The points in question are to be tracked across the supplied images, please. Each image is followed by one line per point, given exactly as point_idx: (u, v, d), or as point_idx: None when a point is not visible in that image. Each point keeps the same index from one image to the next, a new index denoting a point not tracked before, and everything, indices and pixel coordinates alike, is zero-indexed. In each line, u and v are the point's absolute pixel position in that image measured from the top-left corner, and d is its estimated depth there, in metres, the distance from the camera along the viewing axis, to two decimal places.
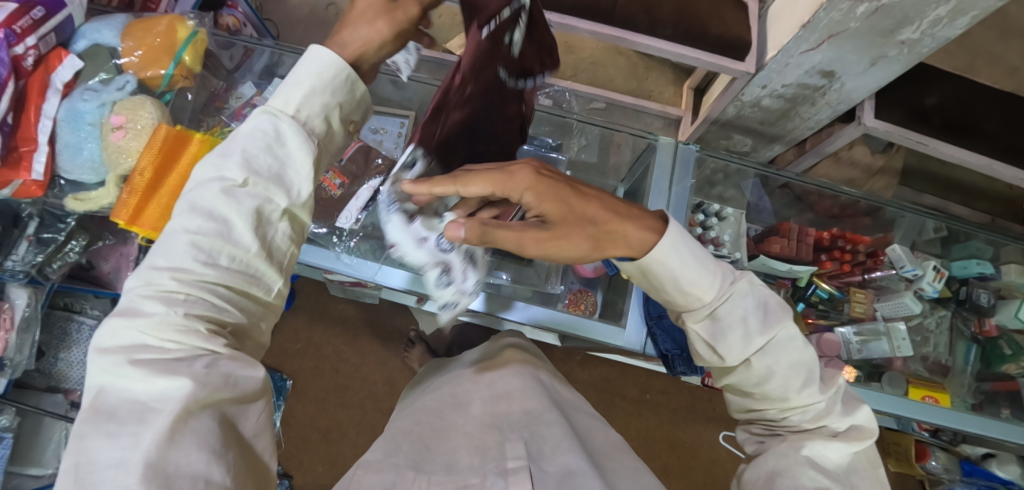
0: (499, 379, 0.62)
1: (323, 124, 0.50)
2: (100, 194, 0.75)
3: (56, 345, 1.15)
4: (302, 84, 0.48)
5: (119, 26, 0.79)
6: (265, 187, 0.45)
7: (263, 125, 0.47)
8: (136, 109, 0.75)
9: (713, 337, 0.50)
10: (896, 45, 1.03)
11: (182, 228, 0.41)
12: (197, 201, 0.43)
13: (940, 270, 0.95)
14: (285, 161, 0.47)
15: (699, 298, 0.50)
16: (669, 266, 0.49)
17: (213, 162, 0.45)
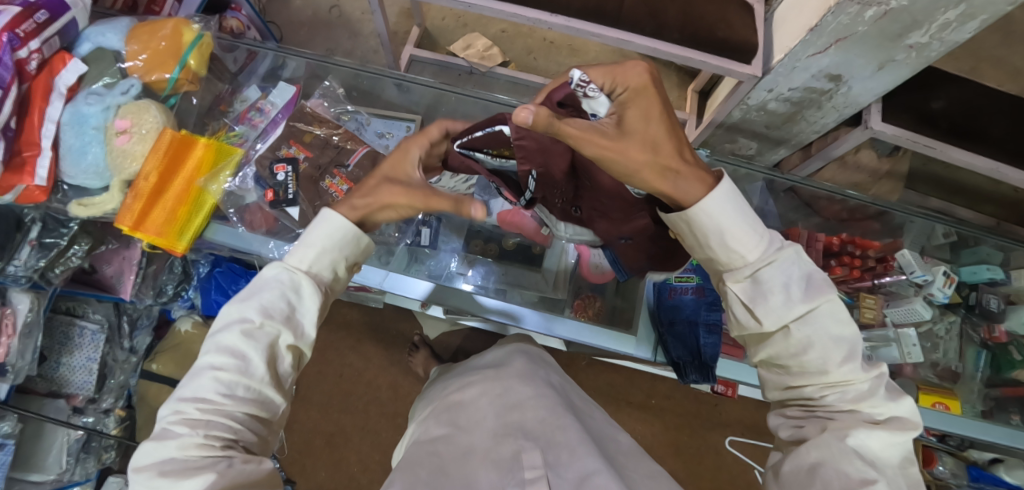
0: (510, 388, 0.61)
1: (332, 272, 0.52)
2: (104, 199, 0.75)
3: (58, 350, 1.15)
4: (316, 243, 0.50)
5: (124, 29, 0.79)
6: (278, 328, 0.47)
7: (279, 275, 0.49)
8: (141, 113, 0.74)
9: (753, 297, 0.47)
10: (904, 49, 1.02)
11: (205, 364, 0.44)
12: (220, 339, 0.46)
13: (950, 276, 0.94)
14: (297, 305, 0.49)
15: (743, 256, 0.48)
16: (716, 218, 0.47)
17: (234, 305, 0.47)
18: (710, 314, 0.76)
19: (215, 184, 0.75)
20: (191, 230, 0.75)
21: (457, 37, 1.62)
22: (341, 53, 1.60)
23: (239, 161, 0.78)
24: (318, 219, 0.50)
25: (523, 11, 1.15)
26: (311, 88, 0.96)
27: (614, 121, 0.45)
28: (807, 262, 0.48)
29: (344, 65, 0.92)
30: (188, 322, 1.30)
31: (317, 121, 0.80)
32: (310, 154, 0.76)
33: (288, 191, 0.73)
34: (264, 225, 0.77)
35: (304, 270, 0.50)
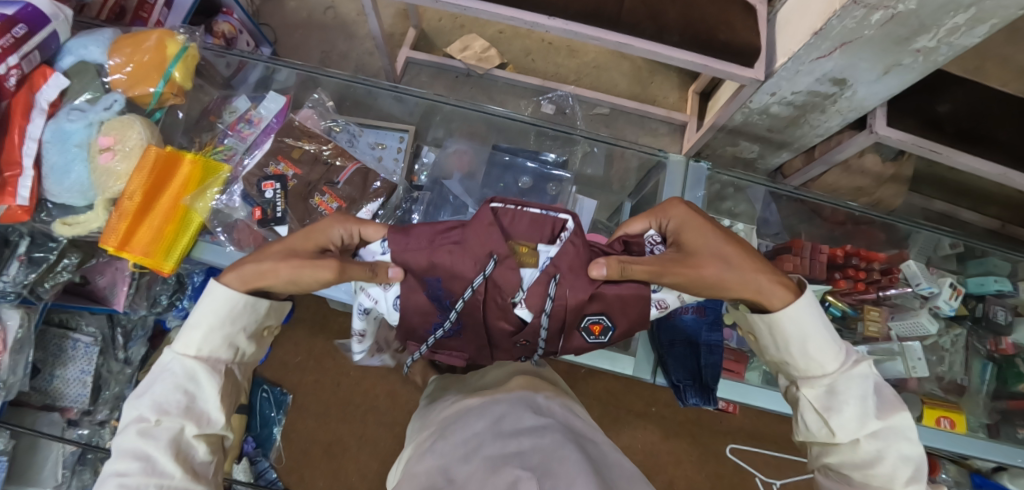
0: (510, 416, 0.57)
1: (228, 349, 0.52)
2: (90, 218, 0.73)
3: (51, 363, 1.13)
4: (203, 323, 0.50)
5: (107, 41, 0.76)
6: (176, 419, 0.46)
7: (169, 368, 0.48)
8: (125, 129, 0.72)
9: (827, 408, 0.50)
10: (911, 53, 0.99)
11: (108, 474, 0.43)
12: (121, 442, 0.44)
13: (956, 288, 0.93)
14: (195, 391, 0.48)
15: (822, 366, 0.51)
16: (795, 329, 0.52)
17: (127, 412, 0.46)
18: (711, 335, 0.72)
19: (201, 201, 0.73)
20: (178, 250, 0.73)
21: (453, 38, 1.59)
22: (336, 55, 1.57)
23: (226, 177, 0.77)
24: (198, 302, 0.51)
25: (521, 14, 1.11)
26: (301, 98, 0.93)
27: (675, 246, 0.56)
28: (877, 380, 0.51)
29: (336, 76, 0.87)
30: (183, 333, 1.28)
31: (306, 136, 0.79)
32: (300, 171, 0.75)
33: (276, 209, 0.71)
34: (252, 243, 0.74)
35: (197, 353, 0.50)
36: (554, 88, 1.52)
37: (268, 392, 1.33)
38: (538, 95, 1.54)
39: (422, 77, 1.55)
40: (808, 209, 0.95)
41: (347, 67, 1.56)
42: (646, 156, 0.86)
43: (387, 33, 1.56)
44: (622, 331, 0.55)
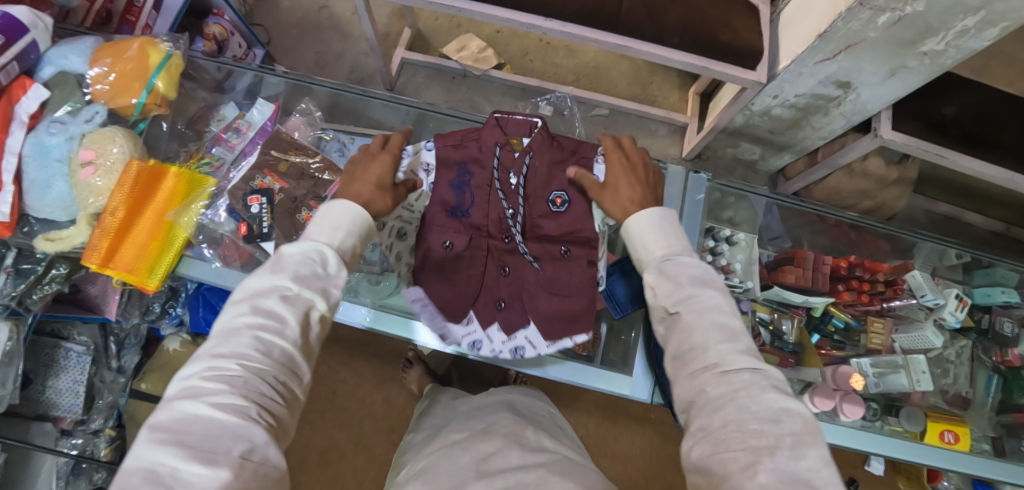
0: (497, 453, 0.56)
1: (351, 257, 0.50)
2: (73, 233, 0.71)
3: (42, 373, 1.13)
4: (341, 224, 0.49)
5: (88, 51, 0.74)
6: (313, 294, 0.43)
7: (307, 252, 0.45)
8: (106, 142, 0.70)
9: (661, 286, 0.48)
10: (917, 56, 0.96)
11: (240, 323, 0.39)
12: (253, 302, 0.41)
13: (963, 299, 0.91)
14: (327, 277, 0.45)
15: (653, 251, 0.52)
16: (641, 225, 0.54)
17: (261, 278, 0.43)
18: None
19: (186, 217, 0.71)
20: (163, 267, 0.71)
21: (450, 38, 1.55)
22: (331, 56, 1.54)
23: (212, 191, 0.74)
24: (330, 206, 0.50)
25: (517, 15, 1.08)
26: (291, 105, 0.91)
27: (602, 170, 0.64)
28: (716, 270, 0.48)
29: (323, 85, 0.87)
30: (177, 341, 1.27)
31: (293, 148, 0.77)
32: (287, 185, 0.73)
33: (262, 224, 0.69)
34: (239, 259, 0.73)
35: (333, 246, 0.47)
36: (552, 89, 1.49)
37: None
38: (537, 97, 1.50)
39: (419, 78, 1.53)
40: (811, 218, 0.93)
41: (342, 68, 1.53)
42: None
43: (382, 33, 1.53)
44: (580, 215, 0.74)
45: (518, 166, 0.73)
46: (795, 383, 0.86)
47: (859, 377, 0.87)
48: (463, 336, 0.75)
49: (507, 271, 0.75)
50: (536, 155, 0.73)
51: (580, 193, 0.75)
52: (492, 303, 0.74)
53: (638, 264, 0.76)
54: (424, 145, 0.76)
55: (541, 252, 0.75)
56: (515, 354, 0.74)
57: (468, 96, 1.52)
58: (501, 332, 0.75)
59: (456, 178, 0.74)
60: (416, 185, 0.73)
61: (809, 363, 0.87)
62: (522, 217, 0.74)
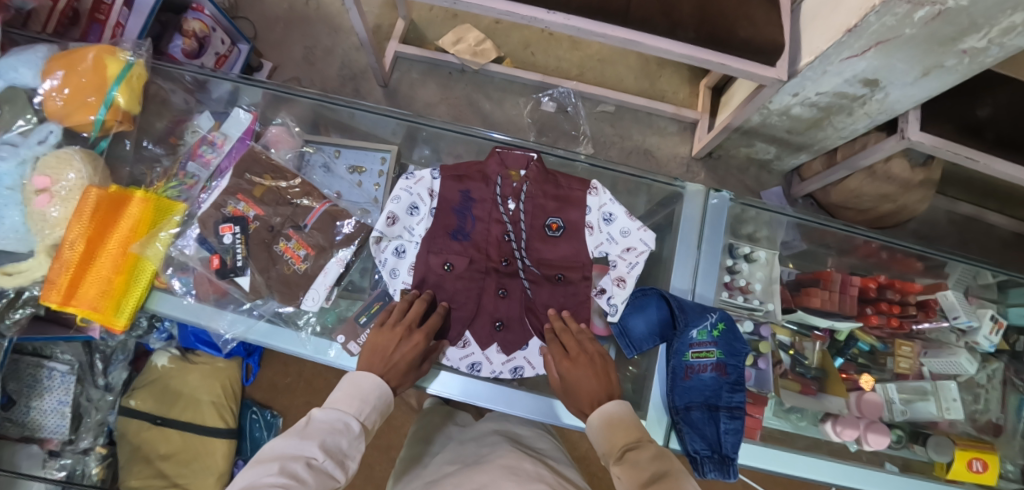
0: (490, 483, 0.51)
1: (371, 429, 0.53)
2: (31, 266, 0.64)
3: (26, 394, 1.05)
4: (367, 394, 0.54)
5: (39, 61, 0.67)
6: (334, 468, 0.46)
7: (337, 420, 0.50)
8: (61, 166, 0.63)
9: (623, 472, 0.48)
10: (956, 54, 0.87)
11: (269, 482, 0.40)
12: (282, 463, 0.43)
13: (997, 321, 0.85)
14: (347, 451, 0.49)
15: (614, 441, 0.52)
16: (602, 416, 0.55)
17: (292, 440, 0.46)
18: (732, 397, 0.65)
19: (152, 248, 0.65)
20: (130, 304, 0.65)
21: (447, 30, 1.46)
22: (321, 51, 1.45)
23: (181, 218, 0.68)
24: (364, 376, 0.55)
25: (518, 8, 0.97)
26: (270, 115, 0.83)
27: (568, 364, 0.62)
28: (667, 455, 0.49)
29: (304, 95, 0.78)
30: (165, 356, 1.21)
31: (269, 172, 0.70)
32: (262, 212, 0.67)
33: (235, 258, 0.65)
34: (214, 294, 0.67)
35: (358, 418, 0.52)
36: (555, 84, 1.40)
37: (258, 414, 1.31)
38: (538, 93, 1.44)
39: (413, 74, 1.44)
40: (837, 234, 0.86)
41: (332, 65, 1.45)
42: (660, 185, 0.79)
43: (373, 26, 1.44)
44: (581, 245, 0.70)
45: (518, 192, 0.70)
46: (816, 412, 0.80)
47: (869, 379, 0.84)
48: (460, 359, 0.69)
49: (505, 294, 0.70)
50: (533, 185, 0.71)
51: (582, 220, 0.71)
52: (489, 325, 0.70)
53: (656, 294, 0.69)
54: (425, 171, 0.70)
55: (540, 277, 0.71)
56: (514, 374, 0.70)
57: (466, 93, 1.44)
58: (499, 353, 0.70)
59: (457, 199, 0.70)
60: (413, 205, 0.69)
61: (833, 391, 0.81)
62: (524, 242, 0.70)
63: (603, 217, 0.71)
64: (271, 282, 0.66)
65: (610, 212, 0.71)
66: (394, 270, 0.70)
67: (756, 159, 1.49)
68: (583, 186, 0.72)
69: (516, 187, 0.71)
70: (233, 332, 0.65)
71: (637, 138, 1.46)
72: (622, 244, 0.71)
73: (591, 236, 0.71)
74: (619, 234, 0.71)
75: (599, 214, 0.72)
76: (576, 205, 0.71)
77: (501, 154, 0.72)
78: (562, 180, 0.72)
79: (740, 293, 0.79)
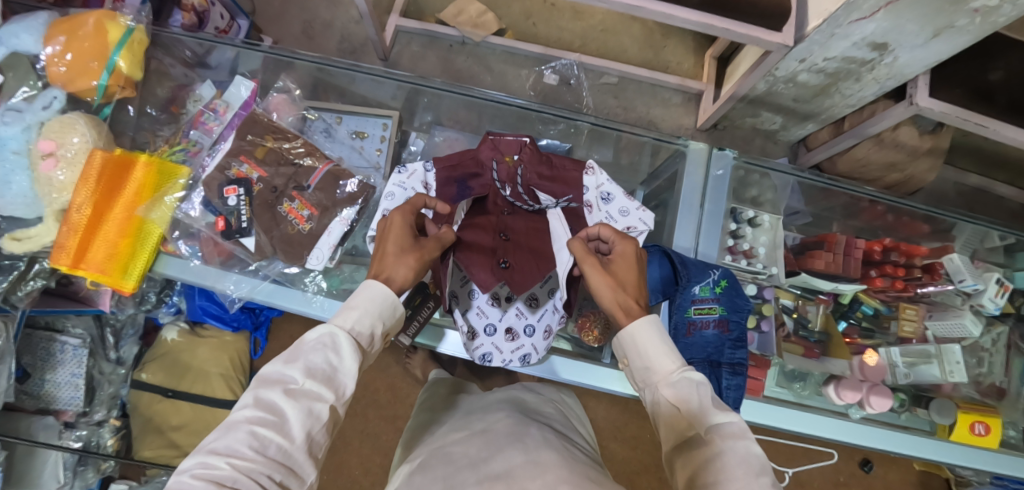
0: (494, 455, 0.49)
1: (369, 335, 0.48)
2: (40, 231, 0.65)
3: (41, 366, 1.07)
4: (355, 303, 0.48)
5: (40, 27, 0.66)
6: (320, 389, 0.43)
7: (322, 336, 0.45)
8: (65, 131, 0.63)
9: (681, 408, 0.44)
10: (967, 14, 0.84)
11: (240, 418, 0.40)
12: (259, 393, 0.42)
13: (1003, 284, 0.85)
14: (338, 364, 0.45)
15: (656, 367, 0.47)
16: (648, 336, 0.48)
17: (275, 364, 0.43)
18: (735, 353, 0.65)
19: (158, 211, 0.67)
20: (137, 268, 0.66)
21: (447, 2, 1.44)
22: (320, 25, 1.44)
23: (185, 182, 0.69)
24: (364, 283, 0.49)
25: None
26: (269, 81, 0.83)
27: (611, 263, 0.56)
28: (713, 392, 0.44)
29: (304, 58, 0.77)
30: (174, 330, 1.24)
31: (270, 133, 0.71)
32: (265, 173, 0.67)
33: (240, 219, 0.65)
34: (219, 256, 0.69)
35: (348, 330, 0.46)
36: (558, 56, 1.38)
37: None
38: (540, 65, 1.42)
39: (414, 47, 1.42)
40: (843, 196, 0.85)
41: (332, 39, 1.43)
42: (664, 144, 0.78)
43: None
44: (582, 225, 0.67)
45: (514, 176, 0.65)
46: (819, 374, 0.81)
47: (871, 353, 0.83)
48: (471, 351, 0.70)
49: (506, 237, 0.65)
50: (528, 167, 0.66)
51: (581, 201, 0.67)
52: (491, 262, 0.62)
53: (659, 252, 0.68)
54: (417, 164, 0.68)
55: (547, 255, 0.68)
56: (522, 361, 0.71)
57: (468, 66, 1.42)
58: (508, 340, 0.71)
59: (453, 191, 0.66)
60: (407, 201, 0.66)
61: (836, 354, 0.82)
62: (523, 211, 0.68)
63: (601, 197, 0.68)
64: (275, 242, 0.66)
65: (608, 192, 0.68)
66: None
67: (761, 130, 1.48)
68: (579, 167, 0.68)
69: (509, 168, 0.66)
70: (239, 292, 0.68)
71: (641, 110, 1.44)
72: (622, 223, 0.67)
73: (591, 215, 0.68)
74: (618, 214, 0.68)
75: (596, 191, 0.68)
76: (574, 178, 0.67)
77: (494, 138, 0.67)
78: (557, 160, 0.68)
79: (743, 257, 0.79)
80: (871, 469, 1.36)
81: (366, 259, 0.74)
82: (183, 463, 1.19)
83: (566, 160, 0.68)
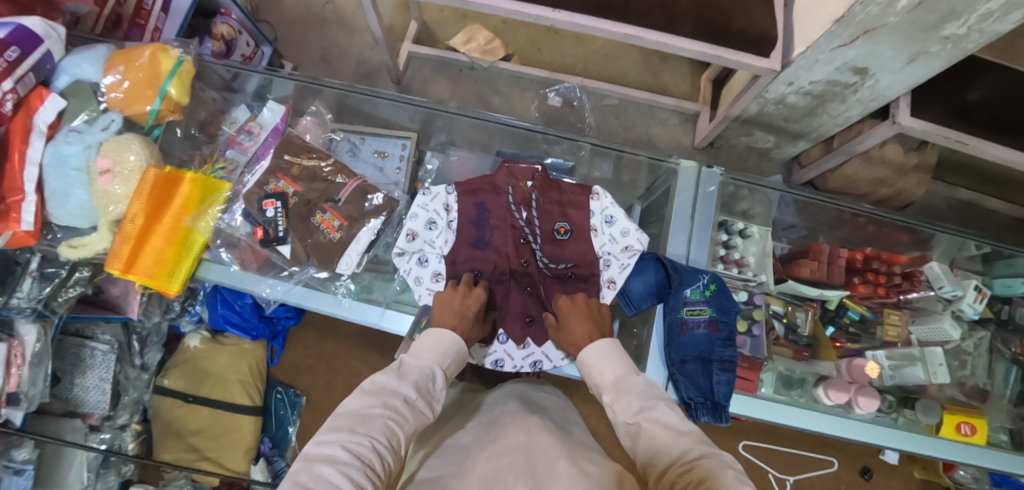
0: (502, 437, 0.54)
1: (451, 375, 0.60)
2: (95, 240, 0.72)
3: (71, 371, 1.12)
4: (444, 347, 0.60)
5: (100, 59, 0.74)
6: (423, 406, 0.53)
7: (426, 368, 0.56)
8: (122, 150, 0.71)
9: (615, 401, 0.54)
10: (939, 41, 0.92)
11: (377, 412, 0.47)
12: (382, 397, 0.49)
13: (982, 290, 0.90)
14: (433, 394, 0.55)
15: (604, 378, 0.58)
16: (594, 356, 0.61)
17: (391, 377, 0.52)
18: (725, 351, 0.71)
19: (202, 222, 0.74)
20: (182, 271, 0.74)
21: (456, 30, 1.53)
22: (336, 51, 1.54)
23: (227, 196, 0.77)
24: (449, 333, 0.61)
25: (524, 7, 1.02)
26: (299, 105, 0.91)
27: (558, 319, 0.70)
28: (653, 387, 0.54)
29: (331, 85, 0.86)
30: (197, 338, 1.30)
31: (305, 151, 0.78)
32: (300, 188, 0.75)
33: (277, 229, 0.72)
34: (256, 262, 0.76)
35: (441, 369, 0.58)
36: (561, 80, 1.47)
37: (282, 394, 1.39)
38: (544, 88, 1.51)
39: (425, 72, 1.51)
40: (829, 209, 0.91)
41: (348, 64, 1.53)
42: (658, 163, 0.85)
43: (387, 27, 1.51)
44: (588, 245, 0.74)
45: (528, 201, 0.73)
46: (809, 375, 0.86)
47: (873, 366, 0.86)
48: (484, 356, 0.76)
49: (529, 290, 0.74)
50: (540, 193, 0.74)
51: (587, 223, 0.75)
52: (519, 321, 0.74)
53: (653, 259, 0.75)
54: (441, 187, 0.75)
55: (558, 274, 0.75)
56: (534, 367, 0.75)
57: (476, 89, 1.51)
58: (518, 348, 0.75)
59: (473, 213, 0.74)
60: (430, 221, 0.74)
61: (824, 357, 0.87)
62: (540, 246, 0.74)
63: (606, 220, 0.75)
64: (309, 249, 0.73)
65: (612, 215, 0.74)
66: (418, 278, 0.74)
67: (755, 148, 1.55)
68: (585, 191, 0.75)
69: (522, 195, 0.74)
70: (275, 295, 0.76)
71: (640, 130, 1.52)
72: (621, 243, 0.74)
73: (596, 238, 0.75)
74: (620, 234, 0.74)
75: (601, 216, 0.75)
76: (579, 209, 0.75)
77: (506, 167, 0.74)
78: (565, 185, 0.76)
79: (735, 266, 0.86)
80: (871, 478, 1.39)
81: (386, 268, 0.81)
82: (202, 465, 1.23)
83: (572, 189, 0.76)
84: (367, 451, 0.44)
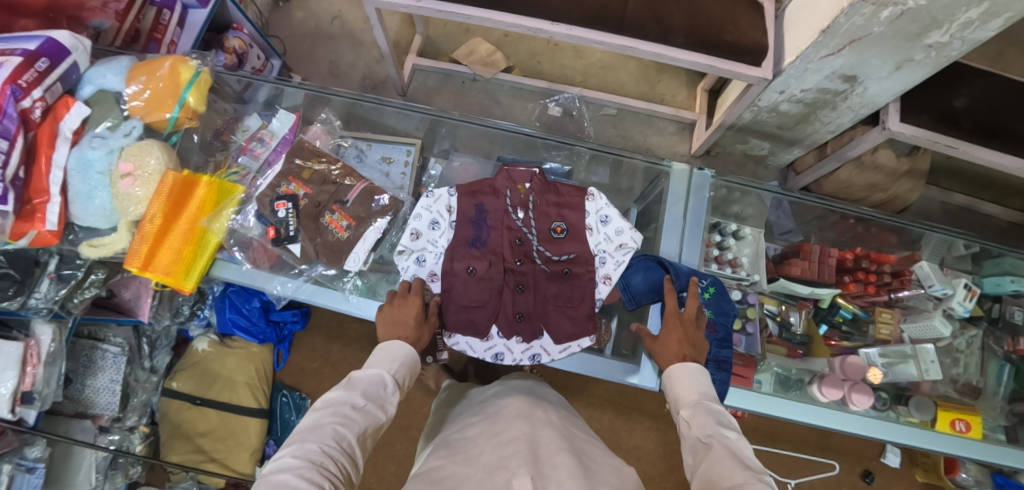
0: (505, 427, 0.57)
1: (405, 379, 0.62)
2: (114, 239, 0.76)
3: (83, 373, 1.15)
4: (391, 355, 0.62)
5: (123, 69, 0.78)
6: (375, 410, 0.55)
7: (374, 375, 0.58)
8: (144, 155, 0.75)
9: (693, 420, 0.56)
10: (923, 50, 0.95)
11: (326, 421, 0.50)
12: (333, 407, 0.52)
13: (971, 289, 0.93)
14: (386, 397, 0.57)
15: (686, 397, 0.61)
16: (681, 374, 0.63)
17: (339, 389, 0.55)
18: (721, 351, 0.73)
19: (217, 223, 0.78)
20: (196, 270, 0.78)
21: (459, 44, 1.59)
22: (344, 65, 1.59)
23: (241, 198, 0.81)
24: (394, 343, 0.63)
25: (523, 20, 1.07)
26: (309, 114, 0.95)
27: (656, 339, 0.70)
28: (726, 417, 0.56)
29: (342, 95, 0.92)
30: (205, 341, 1.32)
31: (314, 156, 0.82)
32: (310, 190, 0.78)
33: (288, 228, 0.76)
34: (267, 261, 0.80)
35: (392, 374, 0.60)
36: (560, 90, 1.53)
37: (288, 397, 1.40)
38: (544, 98, 1.55)
39: (429, 83, 1.56)
40: (819, 211, 0.94)
41: (354, 76, 1.58)
42: (651, 166, 0.88)
43: (392, 41, 1.56)
44: (583, 245, 0.77)
45: (525, 202, 0.77)
46: (804, 374, 0.88)
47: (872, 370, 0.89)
48: (485, 350, 0.79)
49: (522, 289, 0.77)
50: (538, 195, 0.78)
51: (582, 223, 0.78)
52: (509, 317, 0.76)
53: (654, 259, 0.78)
54: (444, 189, 0.79)
55: (552, 273, 0.78)
56: (533, 360, 0.78)
57: (478, 100, 1.56)
58: (519, 343, 0.79)
59: (473, 213, 0.77)
60: (433, 221, 0.77)
61: (817, 353, 0.89)
62: (535, 245, 0.77)
63: (601, 219, 0.78)
64: (319, 248, 0.77)
65: (606, 215, 0.78)
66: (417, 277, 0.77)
67: (751, 156, 1.59)
68: (581, 193, 0.78)
69: (519, 196, 0.77)
70: (287, 292, 0.80)
71: (639, 138, 1.56)
72: (616, 242, 0.77)
73: (591, 237, 0.78)
74: (614, 234, 0.78)
75: (597, 216, 0.78)
76: (575, 210, 0.78)
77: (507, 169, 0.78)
78: (562, 188, 0.79)
79: (727, 266, 0.89)
80: (873, 481, 1.39)
81: (392, 267, 0.84)
82: (209, 467, 1.25)
83: (569, 190, 0.79)
84: (317, 455, 0.47)
